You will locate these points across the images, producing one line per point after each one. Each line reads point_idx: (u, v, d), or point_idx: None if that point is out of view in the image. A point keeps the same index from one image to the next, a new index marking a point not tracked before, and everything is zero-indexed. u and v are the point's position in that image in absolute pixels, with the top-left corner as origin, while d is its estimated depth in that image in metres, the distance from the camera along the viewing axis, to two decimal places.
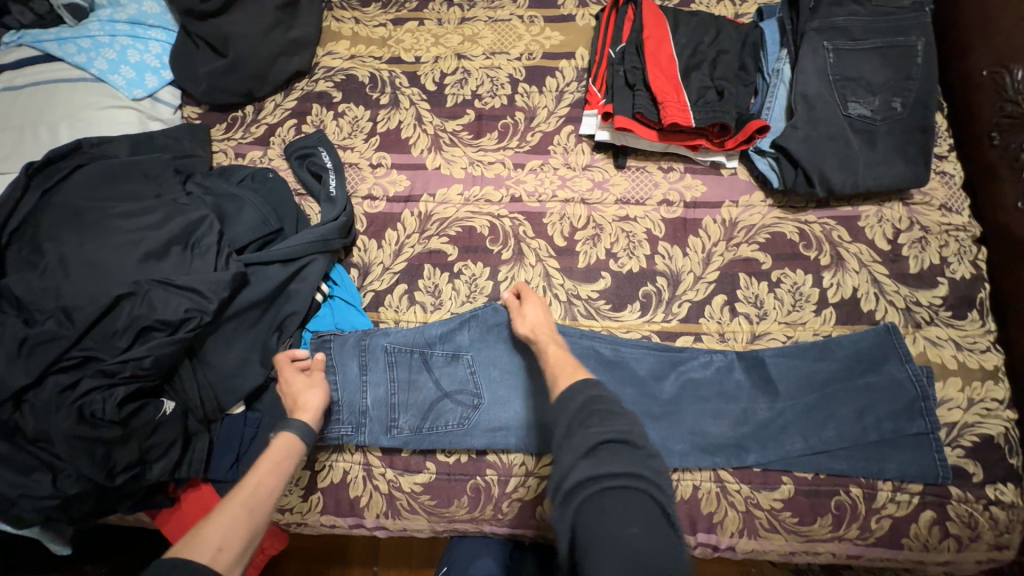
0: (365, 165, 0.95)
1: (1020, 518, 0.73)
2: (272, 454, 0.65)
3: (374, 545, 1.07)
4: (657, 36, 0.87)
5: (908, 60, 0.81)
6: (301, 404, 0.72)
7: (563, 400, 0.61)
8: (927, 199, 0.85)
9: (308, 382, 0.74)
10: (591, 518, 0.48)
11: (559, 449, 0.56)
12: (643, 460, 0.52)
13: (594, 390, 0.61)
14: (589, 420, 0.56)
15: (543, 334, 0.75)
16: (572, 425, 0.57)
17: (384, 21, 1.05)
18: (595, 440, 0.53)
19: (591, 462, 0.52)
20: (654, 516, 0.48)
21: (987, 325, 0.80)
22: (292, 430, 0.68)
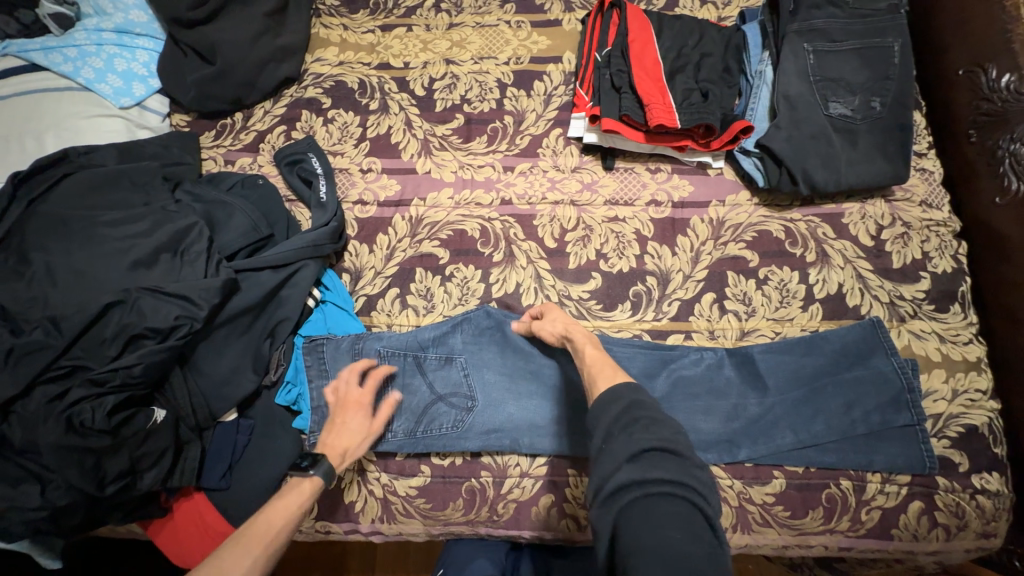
0: (355, 170, 0.95)
1: (1005, 506, 0.74)
2: (303, 493, 0.67)
3: (370, 552, 1.06)
4: (642, 39, 0.89)
5: (886, 60, 0.83)
6: (338, 448, 0.72)
7: (603, 404, 0.60)
8: (909, 195, 0.87)
9: (363, 431, 0.73)
10: (635, 522, 0.47)
11: (600, 452, 0.55)
12: (688, 468, 0.51)
13: (638, 394, 0.59)
14: (632, 426, 0.56)
15: (578, 334, 0.74)
16: (612, 430, 0.56)
17: (372, 27, 1.05)
18: (638, 445, 0.52)
19: (635, 467, 0.51)
20: (698, 524, 0.47)
21: (969, 318, 0.81)
22: (322, 476, 0.69)
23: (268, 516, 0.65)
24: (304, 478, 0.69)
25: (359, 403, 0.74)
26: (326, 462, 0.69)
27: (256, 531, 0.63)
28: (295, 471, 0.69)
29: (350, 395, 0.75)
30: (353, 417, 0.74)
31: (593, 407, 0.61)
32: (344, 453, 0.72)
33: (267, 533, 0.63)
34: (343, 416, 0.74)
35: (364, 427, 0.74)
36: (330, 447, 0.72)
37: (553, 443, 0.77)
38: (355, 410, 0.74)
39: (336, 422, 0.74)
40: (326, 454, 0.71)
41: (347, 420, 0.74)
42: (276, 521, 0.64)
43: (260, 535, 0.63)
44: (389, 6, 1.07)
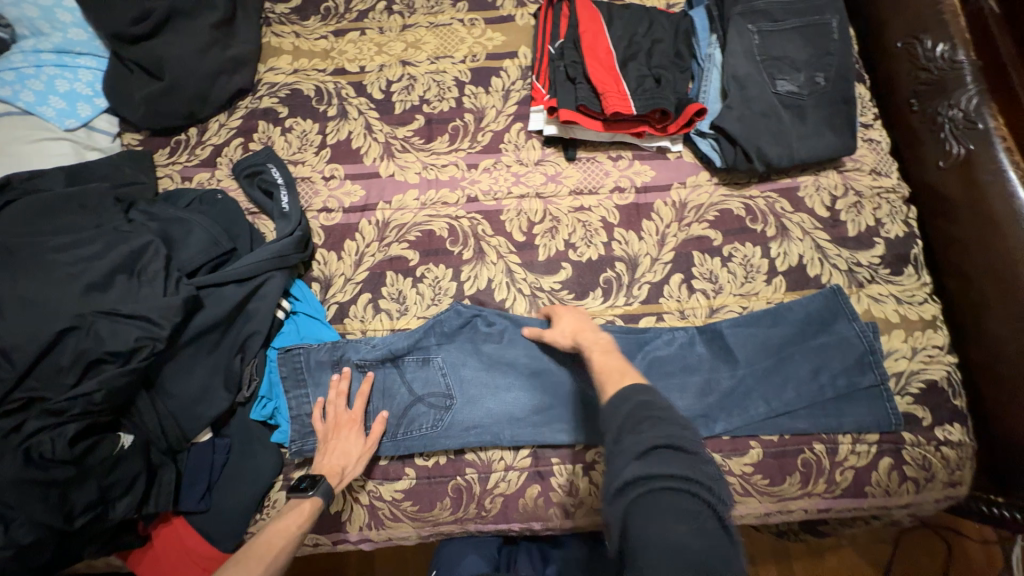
0: (317, 178, 0.94)
1: (968, 454, 0.78)
2: (303, 514, 0.68)
3: (369, 559, 1.06)
4: (593, 30, 0.90)
5: (826, 37, 0.86)
6: (336, 468, 0.72)
7: (611, 406, 0.60)
8: (858, 165, 0.90)
9: (358, 450, 0.74)
10: (644, 516, 0.48)
11: (610, 448, 0.55)
12: (698, 464, 0.51)
13: (646, 395, 0.59)
14: (642, 424, 0.55)
15: (586, 339, 0.74)
16: (622, 427, 0.56)
17: (325, 33, 1.04)
18: (648, 442, 0.52)
19: (645, 463, 0.51)
20: (706, 520, 0.48)
21: (923, 278, 0.85)
22: (322, 498, 0.69)
23: (268, 539, 0.66)
24: (304, 498, 0.69)
25: (351, 422, 0.76)
26: (326, 483, 0.69)
27: (256, 554, 0.64)
28: (294, 491, 0.69)
29: (341, 415, 0.76)
30: (348, 436, 0.75)
31: (603, 404, 0.61)
32: (342, 472, 0.72)
33: (267, 555, 0.64)
34: (338, 436, 0.75)
35: (360, 446, 0.75)
36: (328, 467, 0.72)
37: (536, 433, 0.78)
38: (349, 429, 0.75)
39: (330, 443, 0.74)
40: (324, 474, 0.71)
41: (343, 440, 0.75)
42: (277, 543, 0.65)
43: (261, 558, 0.64)
44: (340, 10, 1.06)
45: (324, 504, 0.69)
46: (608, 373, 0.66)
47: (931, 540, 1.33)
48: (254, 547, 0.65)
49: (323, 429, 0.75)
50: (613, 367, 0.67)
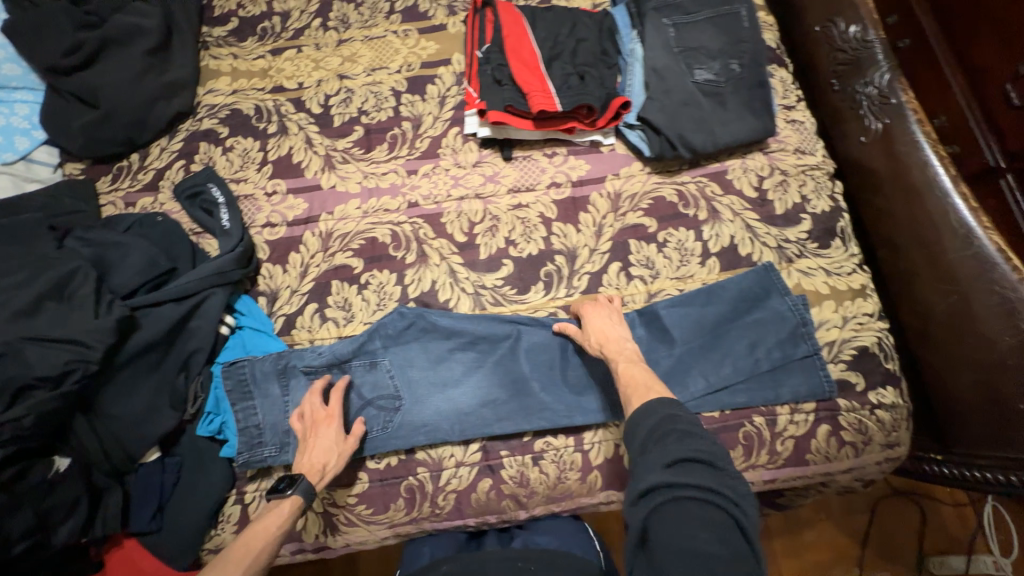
0: (260, 194, 0.96)
1: (902, 415, 0.81)
2: (283, 514, 0.68)
3: (352, 564, 1.06)
4: (516, 33, 0.92)
5: (736, 25, 0.90)
6: (317, 465, 0.72)
7: (638, 416, 0.65)
8: (783, 146, 0.94)
9: (336, 446, 0.74)
10: (664, 522, 0.52)
11: (636, 459, 0.61)
12: (720, 475, 0.55)
13: (674, 408, 0.63)
14: (668, 437, 0.60)
15: (613, 349, 0.76)
16: (649, 439, 0.61)
17: (262, 53, 1.06)
18: (671, 454, 0.57)
19: (669, 473, 0.55)
20: (726, 528, 0.51)
21: (850, 250, 0.88)
22: (303, 495, 0.69)
23: (247, 543, 0.66)
24: (284, 498, 0.69)
25: (329, 418, 0.76)
26: (304, 481, 0.70)
27: (235, 558, 0.64)
28: (273, 493, 0.70)
29: (316, 411, 0.76)
30: (324, 432, 0.75)
31: (629, 417, 0.66)
32: (323, 470, 0.72)
33: (245, 559, 0.64)
34: (316, 433, 0.75)
35: (338, 441, 0.74)
36: (308, 466, 0.72)
37: (484, 428, 0.80)
38: (326, 425, 0.75)
39: (308, 442, 0.74)
40: (305, 473, 0.71)
41: (321, 437, 0.74)
42: (256, 546, 0.66)
43: (240, 562, 0.64)
44: (277, 30, 1.08)
45: (306, 502, 0.70)
46: (630, 385, 0.70)
47: (906, 506, 1.36)
48: (232, 553, 0.65)
49: (302, 428, 0.76)
50: (637, 379, 0.70)
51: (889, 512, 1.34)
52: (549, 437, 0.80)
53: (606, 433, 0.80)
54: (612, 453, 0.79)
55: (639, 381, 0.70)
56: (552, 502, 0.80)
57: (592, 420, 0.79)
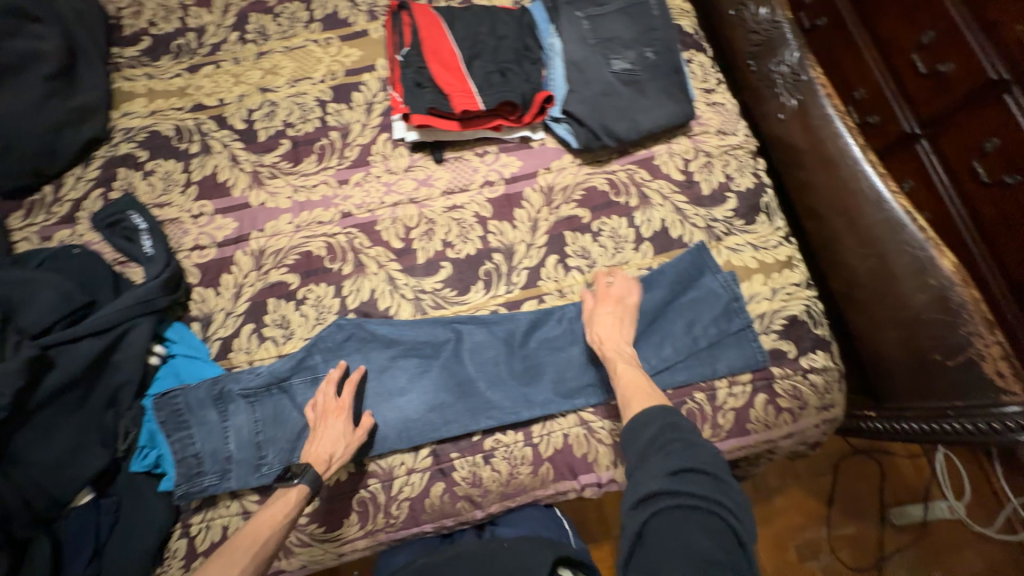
0: (186, 217, 0.93)
1: (834, 378, 0.84)
2: (290, 502, 0.69)
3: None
4: (434, 35, 0.93)
5: (647, 14, 0.93)
6: (324, 455, 0.71)
7: (639, 423, 0.67)
8: (706, 128, 0.97)
9: (344, 437, 0.73)
10: (663, 526, 0.55)
11: (634, 465, 0.63)
12: (719, 484, 0.58)
13: (677, 419, 0.66)
14: (671, 446, 0.62)
15: (611, 350, 0.77)
16: (651, 446, 0.63)
17: (178, 71, 1.03)
18: (672, 463, 0.59)
19: (672, 480, 0.58)
20: (723, 536, 0.53)
21: (774, 224, 0.92)
22: (310, 484, 0.69)
23: (253, 533, 0.66)
24: (291, 487, 0.70)
25: (339, 410, 0.75)
26: (312, 471, 0.70)
27: (240, 547, 0.65)
28: (281, 481, 0.70)
29: (328, 401, 0.76)
30: (334, 423, 0.74)
31: (627, 423, 0.69)
32: (329, 460, 0.72)
33: (252, 548, 0.65)
34: (325, 424, 0.75)
35: (346, 433, 0.74)
36: (316, 456, 0.72)
37: (433, 432, 0.79)
38: (336, 417, 0.75)
39: (318, 432, 0.74)
40: (312, 463, 0.71)
41: (329, 428, 0.74)
42: (260, 537, 0.66)
43: (244, 551, 0.64)
44: (192, 46, 1.05)
45: (311, 492, 0.70)
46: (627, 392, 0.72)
47: (865, 463, 1.42)
48: (238, 541, 0.66)
49: (314, 417, 0.76)
50: (637, 385, 0.72)
51: (851, 471, 1.40)
52: (498, 434, 0.80)
53: (554, 424, 0.81)
54: (561, 444, 0.80)
55: (635, 392, 0.71)
56: (507, 498, 0.80)
57: (539, 413, 0.80)
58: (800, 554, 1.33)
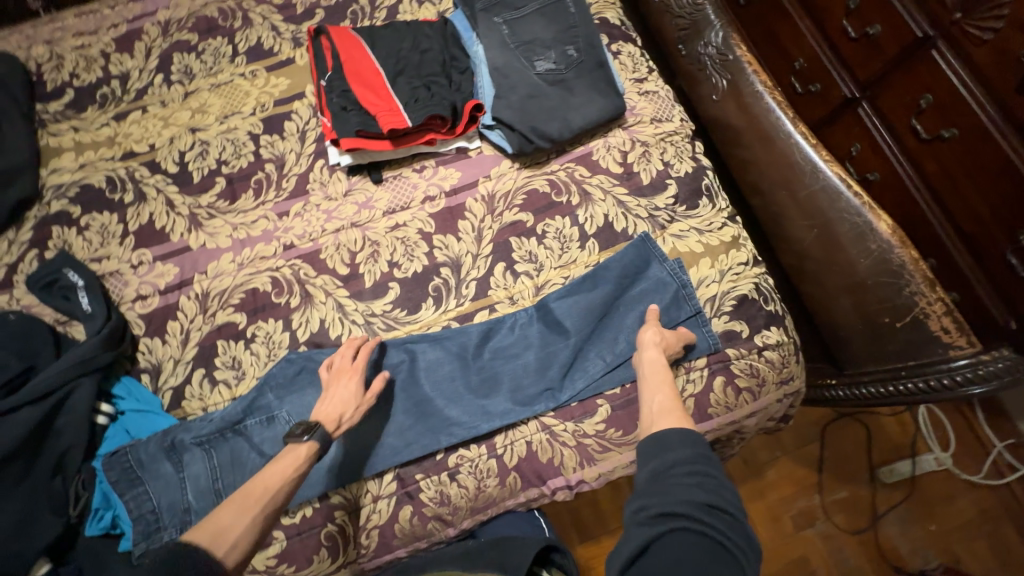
0: (126, 268, 0.91)
1: (788, 352, 0.85)
2: (299, 458, 0.68)
3: None
4: (356, 57, 0.93)
5: (563, 12, 0.95)
6: (333, 415, 0.72)
7: (665, 438, 0.64)
8: (640, 118, 0.97)
9: (354, 398, 0.74)
10: (675, 547, 0.53)
11: (653, 480, 0.61)
12: (740, 524, 0.56)
13: (706, 449, 0.63)
14: (695, 471, 0.60)
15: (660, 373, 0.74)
16: (673, 465, 0.61)
17: (105, 120, 1.01)
18: (700, 493, 0.57)
19: (693, 508, 0.56)
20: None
21: (716, 206, 0.92)
22: (320, 442, 0.69)
23: (263, 483, 0.64)
24: (300, 443, 0.69)
25: (353, 372, 0.77)
26: (322, 430, 0.70)
27: (252, 495, 0.63)
28: (291, 437, 0.70)
29: (344, 362, 0.78)
30: (345, 383, 0.76)
31: (652, 435, 0.66)
32: (338, 421, 0.72)
33: (262, 498, 0.63)
34: (337, 383, 0.76)
35: (356, 395, 0.75)
36: (325, 414, 0.72)
37: (394, 456, 0.79)
38: (349, 377, 0.76)
39: (330, 391, 0.75)
40: (322, 421, 0.71)
41: (341, 388, 0.75)
42: (272, 486, 0.64)
43: (257, 499, 0.62)
44: (117, 94, 1.03)
45: (320, 449, 0.70)
46: (657, 407, 0.69)
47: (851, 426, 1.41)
48: (247, 491, 0.63)
49: (327, 376, 0.77)
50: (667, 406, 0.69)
51: (839, 434, 1.39)
52: (462, 450, 0.80)
53: (517, 433, 0.80)
54: (526, 451, 0.80)
55: (668, 409, 0.68)
56: (478, 513, 0.80)
57: (500, 423, 0.80)
58: (797, 524, 1.31)
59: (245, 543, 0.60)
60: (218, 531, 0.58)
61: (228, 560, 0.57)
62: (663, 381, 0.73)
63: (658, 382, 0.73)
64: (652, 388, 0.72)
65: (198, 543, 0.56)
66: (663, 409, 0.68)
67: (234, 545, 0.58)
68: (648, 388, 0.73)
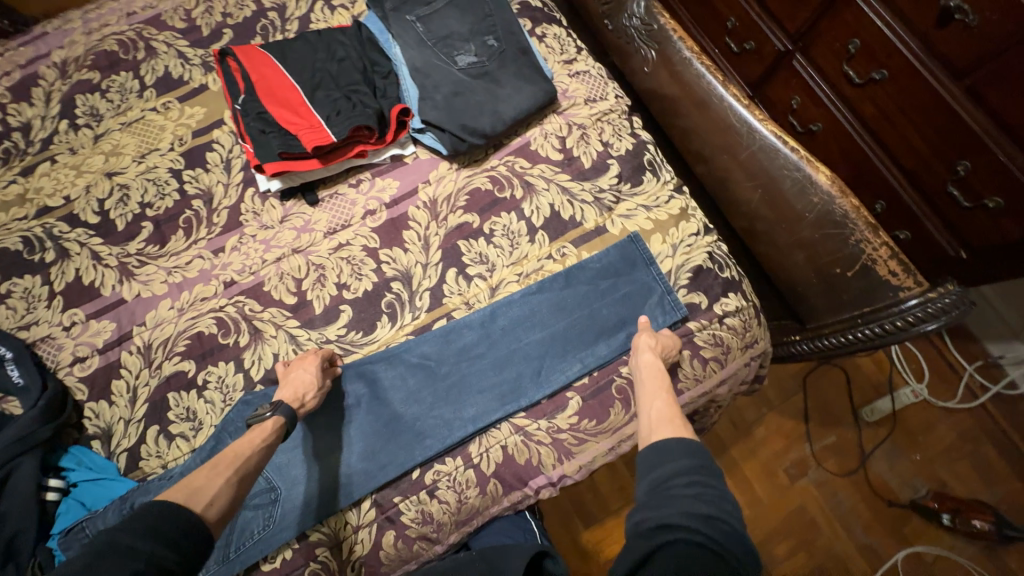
0: (58, 332, 0.85)
1: (750, 316, 0.85)
2: (266, 431, 0.69)
3: None
4: (269, 75, 0.88)
5: (477, 4, 0.93)
6: (295, 396, 0.73)
7: (664, 447, 0.64)
8: (574, 101, 0.95)
9: (315, 381, 0.75)
10: (674, 558, 0.52)
11: (654, 491, 0.60)
12: (739, 538, 0.55)
13: (705, 456, 0.63)
14: (693, 481, 0.59)
15: (657, 380, 0.74)
16: (671, 475, 0.61)
17: (11, 177, 0.94)
18: (698, 503, 0.56)
19: (693, 519, 0.55)
20: None
21: (660, 180, 0.91)
22: (284, 417, 0.71)
23: (234, 450, 0.65)
24: (265, 420, 0.70)
25: (311, 357, 0.77)
26: (286, 405, 0.71)
27: (223, 462, 0.63)
28: (255, 417, 0.71)
29: (305, 352, 0.80)
30: (304, 365, 0.76)
31: (651, 445, 0.66)
32: (302, 400, 0.74)
33: (234, 463, 0.63)
34: (296, 368, 0.76)
35: (317, 377, 0.75)
36: (285, 395, 0.73)
37: (368, 482, 0.76)
38: (307, 362, 0.77)
39: (288, 375, 0.76)
40: (286, 399, 0.73)
41: (300, 371, 0.75)
42: (242, 454, 0.65)
43: (229, 464, 0.63)
44: (20, 147, 0.96)
45: (286, 425, 0.71)
46: (656, 415, 0.70)
47: (833, 372, 1.44)
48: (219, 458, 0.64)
49: (285, 366, 0.78)
50: (658, 416, 0.69)
51: (820, 383, 1.42)
52: (437, 465, 0.78)
53: (490, 439, 0.79)
54: (502, 456, 0.78)
55: (667, 417, 0.69)
56: (463, 525, 0.78)
57: (473, 429, 0.78)
58: (791, 475, 1.33)
59: (221, 501, 0.60)
60: (187, 486, 0.59)
61: (208, 514, 0.58)
62: (661, 385, 0.73)
63: (656, 388, 0.73)
64: (650, 395, 0.72)
65: (170, 500, 0.57)
66: (663, 417, 0.69)
67: (210, 503, 0.59)
68: (646, 393, 0.73)
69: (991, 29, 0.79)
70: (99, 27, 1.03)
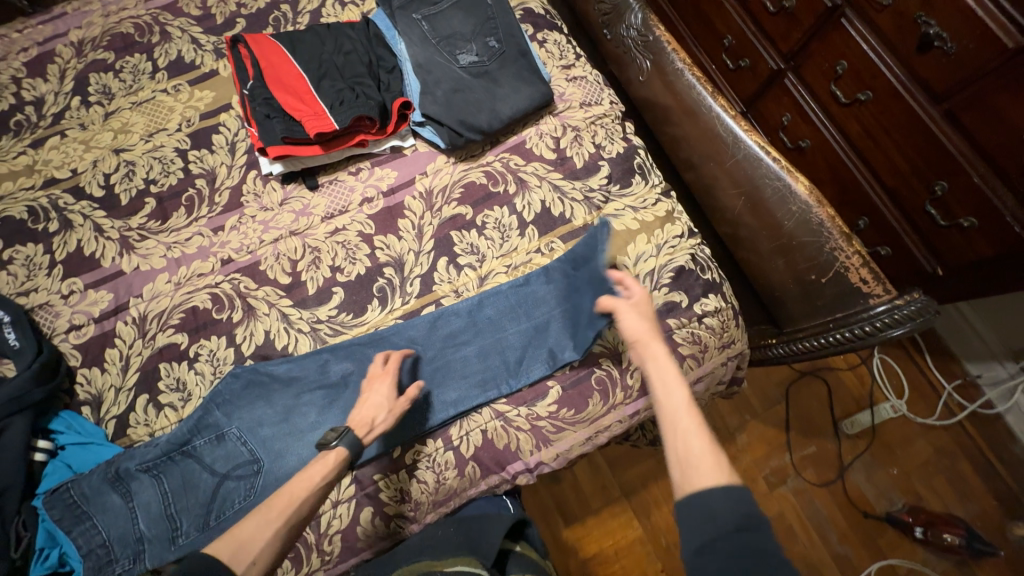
0: (57, 299, 0.87)
1: (728, 316, 0.88)
2: (329, 465, 0.67)
3: None
4: (277, 64, 0.92)
5: (481, 8, 0.97)
6: (366, 420, 0.72)
7: (708, 498, 0.54)
8: (569, 104, 0.99)
9: (387, 403, 0.74)
10: None
11: (697, 551, 0.53)
12: None
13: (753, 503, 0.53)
14: (744, 543, 0.51)
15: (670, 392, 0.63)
16: (718, 536, 0.52)
17: (20, 149, 0.96)
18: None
19: None
20: None
21: (649, 183, 0.95)
22: (348, 448, 0.69)
23: (290, 494, 0.64)
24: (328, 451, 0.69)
25: (384, 376, 0.76)
26: (351, 434, 0.70)
27: (276, 507, 0.63)
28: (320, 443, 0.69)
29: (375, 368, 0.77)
30: (379, 389, 0.75)
31: (692, 493, 0.56)
32: (370, 425, 0.72)
33: (286, 510, 0.62)
34: (371, 390, 0.76)
35: (390, 400, 0.74)
36: (357, 420, 0.72)
37: None
38: (382, 381, 0.76)
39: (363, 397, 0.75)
40: (354, 426, 0.71)
41: (374, 393, 0.75)
42: (297, 498, 0.64)
43: (282, 511, 0.62)
44: (32, 120, 0.99)
45: (349, 457, 0.69)
46: (686, 453, 0.59)
47: (813, 383, 1.46)
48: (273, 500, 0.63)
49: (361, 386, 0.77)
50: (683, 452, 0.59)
51: (802, 393, 1.44)
52: (418, 446, 0.80)
53: (471, 423, 0.81)
54: (481, 440, 0.81)
55: (701, 452, 0.58)
56: (440, 505, 0.80)
57: (454, 412, 0.81)
58: (771, 482, 1.35)
59: (266, 557, 0.60)
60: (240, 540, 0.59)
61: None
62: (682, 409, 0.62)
63: (674, 412, 0.61)
64: (668, 422, 0.61)
65: (218, 558, 0.57)
66: (697, 455, 0.58)
67: (253, 561, 0.59)
68: (664, 416, 0.62)
69: (967, 57, 0.83)
70: (116, 9, 1.07)
